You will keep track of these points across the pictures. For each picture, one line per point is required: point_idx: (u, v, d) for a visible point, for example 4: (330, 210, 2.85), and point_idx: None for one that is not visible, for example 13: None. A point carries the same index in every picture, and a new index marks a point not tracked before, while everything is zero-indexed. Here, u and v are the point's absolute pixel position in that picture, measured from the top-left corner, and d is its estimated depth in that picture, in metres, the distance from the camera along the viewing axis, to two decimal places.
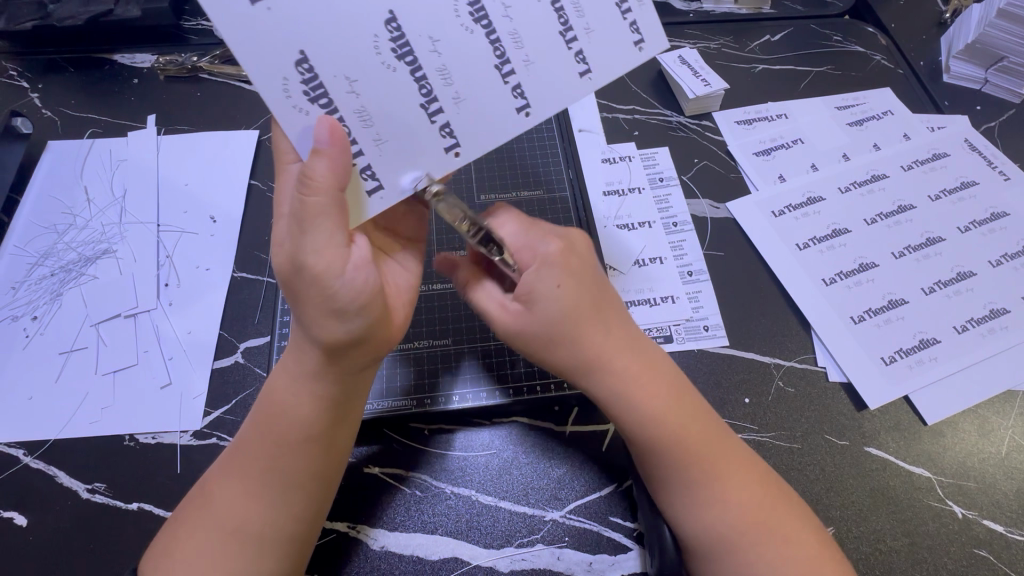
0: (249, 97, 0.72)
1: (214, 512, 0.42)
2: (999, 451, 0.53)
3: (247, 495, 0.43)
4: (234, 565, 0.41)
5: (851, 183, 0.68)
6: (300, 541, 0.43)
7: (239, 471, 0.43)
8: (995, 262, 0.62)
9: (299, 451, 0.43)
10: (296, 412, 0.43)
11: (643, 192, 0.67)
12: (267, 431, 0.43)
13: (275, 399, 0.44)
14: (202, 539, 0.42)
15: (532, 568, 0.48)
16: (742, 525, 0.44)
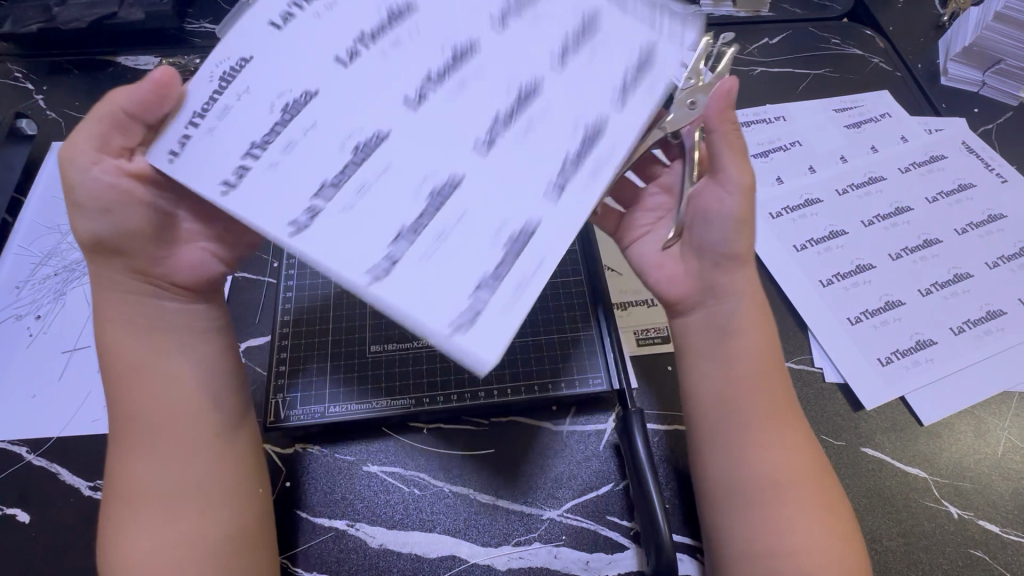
0: None
1: (140, 483, 0.43)
2: (995, 452, 0.54)
3: (167, 456, 0.43)
4: (179, 517, 0.42)
5: (849, 185, 0.68)
6: (238, 473, 0.45)
7: (140, 441, 0.43)
8: (992, 263, 0.62)
9: (208, 388, 0.46)
10: (170, 351, 0.45)
11: None
12: (150, 388, 0.44)
13: (129, 353, 0.45)
14: (139, 513, 0.42)
15: (530, 566, 0.48)
16: (787, 484, 0.44)
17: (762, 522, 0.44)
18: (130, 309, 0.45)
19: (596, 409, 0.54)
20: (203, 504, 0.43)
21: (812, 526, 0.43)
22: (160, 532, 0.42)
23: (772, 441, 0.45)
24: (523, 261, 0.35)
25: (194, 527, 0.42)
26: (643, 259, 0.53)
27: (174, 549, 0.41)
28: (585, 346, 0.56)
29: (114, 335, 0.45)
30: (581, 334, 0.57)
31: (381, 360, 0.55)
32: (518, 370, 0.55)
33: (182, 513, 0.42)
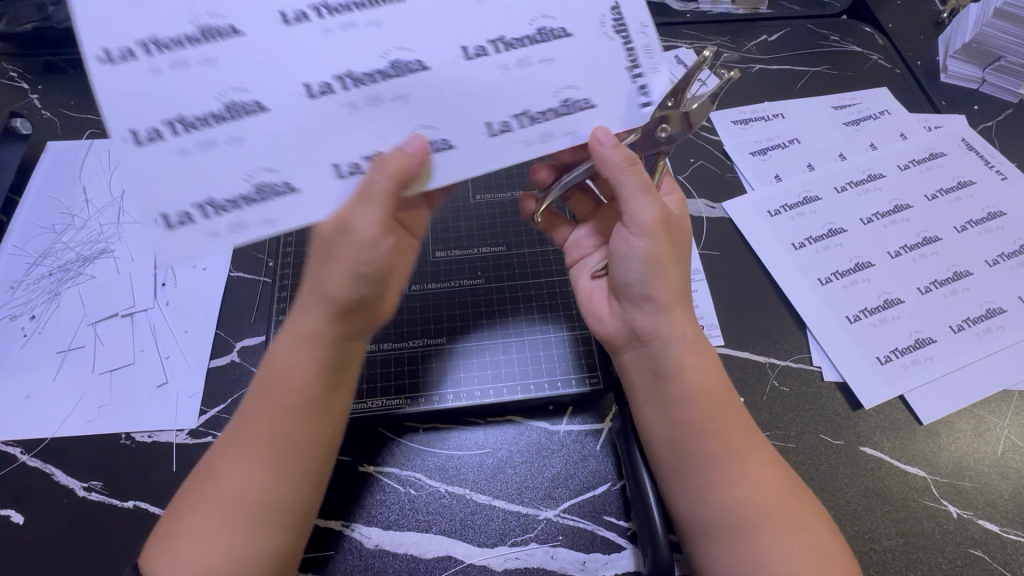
0: None
1: (217, 488, 0.42)
2: (995, 451, 0.53)
3: (258, 469, 0.43)
4: (245, 536, 0.42)
5: (847, 183, 0.68)
6: (308, 506, 0.44)
7: (238, 443, 0.43)
8: (991, 261, 0.62)
9: (314, 414, 0.44)
10: (295, 375, 0.44)
11: None
12: (263, 403, 0.44)
13: (279, 362, 0.45)
14: (207, 515, 0.42)
15: (526, 567, 0.48)
16: (765, 511, 0.44)
17: (745, 551, 0.43)
18: (306, 327, 0.44)
19: (592, 409, 0.54)
20: (267, 531, 0.42)
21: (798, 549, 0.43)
22: (220, 536, 0.41)
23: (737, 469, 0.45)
24: (248, 209, 0.41)
25: (251, 544, 0.41)
26: (574, 284, 0.57)
27: (227, 556, 0.41)
28: (581, 345, 0.56)
29: (298, 351, 0.44)
30: (578, 333, 0.57)
31: (376, 360, 0.55)
32: (515, 370, 0.55)
33: (242, 523, 0.42)
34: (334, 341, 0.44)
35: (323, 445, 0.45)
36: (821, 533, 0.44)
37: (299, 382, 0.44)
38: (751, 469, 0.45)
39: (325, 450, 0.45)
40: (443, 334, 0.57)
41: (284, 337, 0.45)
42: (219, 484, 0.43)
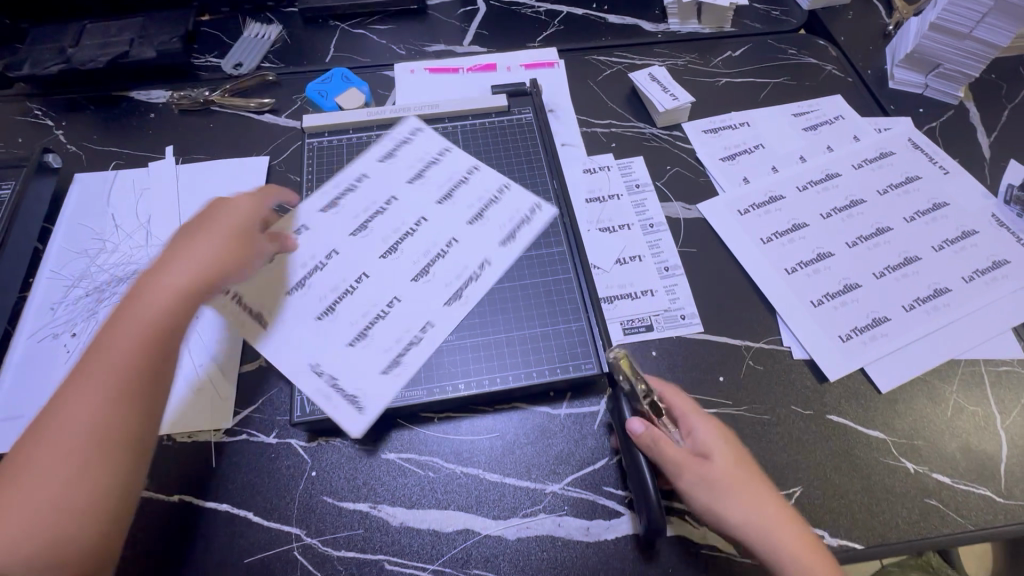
0: (261, 126, 0.80)
1: (49, 487, 0.43)
2: (947, 414, 0.60)
3: (102, 455, 0.45)
4: (89, 523, 0.43)
5: (810, 182, 0.75)
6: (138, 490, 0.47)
7: (48, 436, 0.44)
8: (937, 247, 0.70)
9: (154, 406, 0.48)
10: (118, 358, 0.47)
11: (622, 197, 0.74)
12: (73, 390, 0.46)
13: (97, 357, 0.47)
14: (39, 515, 0.42)
15: (536, 535, 0.53)
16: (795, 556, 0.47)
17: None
18: (129, 312, 0.49)
19: (589, 391, 0.60)
20: (108, 515, 0.44)
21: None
22: (58, 528, 0.42)
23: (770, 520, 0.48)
24: None
25: (47, 528, 0.42)
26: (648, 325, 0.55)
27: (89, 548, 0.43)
28: (576, 335, 0.62)
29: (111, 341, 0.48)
30: (574, 325, 0.62)
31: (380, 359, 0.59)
32: (516, 360, 0.60)
33: (80, 520, 0.43)
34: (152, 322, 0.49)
35: (144, 421, 0.47)
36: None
37: (145, 377, 0.47)
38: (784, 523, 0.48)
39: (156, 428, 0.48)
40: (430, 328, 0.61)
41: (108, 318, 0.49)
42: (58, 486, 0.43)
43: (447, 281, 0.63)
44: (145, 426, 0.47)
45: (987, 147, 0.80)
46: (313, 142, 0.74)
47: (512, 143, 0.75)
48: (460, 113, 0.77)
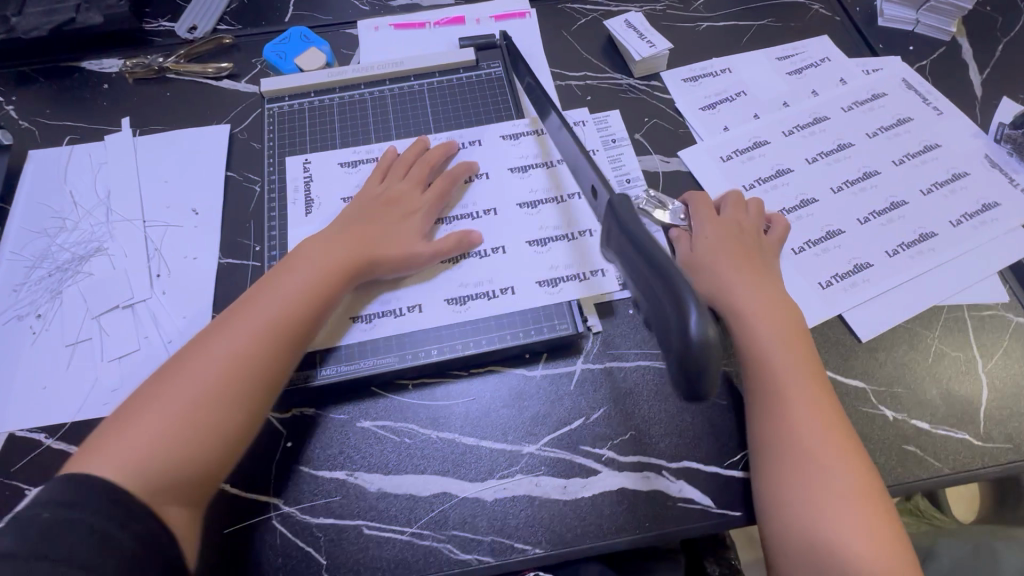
0: (219, 93, 0.76)
1: (217, 407, 0.48)
2: (928, 360, 0.59)
3: (234, 396, 0.49)
4: (184, 446, 0.47)
5: (795, 126, 0.73)
6: (232, 442, 0.49)
7: (186, 359, 0.51)
8: (926, 191, 0.67)
9: (285, 363, 0.53)
10: (275, 305, 0.54)
11: (597, 153, 0.71)
12: (219, 327, 0.53)
13: (278, 302, 0.54)
14: (159, 422, 0.47)
15: (514, 495, 0.53)
16: (805, 444, 0.50)
17: (788, 488, 0.49)
18: (309, 262, 0.56)
19: (565, 352, 0.59)
20: (205, 450, 0.48)
21: (842, 509, 0.48)
22: (162, 439, 0.47)
23: (775, 377, 0.53)
24: None
25: (179, 446, 0.47)
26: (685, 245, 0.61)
27: (196, 478, 0.47)
28: (550, 298, 0.61)
29: (256, 300, 0.54)
30: (547, 288, 0.61)
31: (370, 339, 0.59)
32: (489, 325, 0.59)
33: (170, 442, 0.47)
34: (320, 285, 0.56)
35: (261, 376, 0.51)
36: (864, 489, 0.49)
37: (276, 334, 0.52)
38: (783, 382, 0.53)
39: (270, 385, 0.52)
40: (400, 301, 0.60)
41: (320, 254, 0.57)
42: (164, 416, 0.48)
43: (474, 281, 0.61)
44: (260, 381, 0.51)
45: (979, 84, 0.76)
46: (273, 108, 0.71)
47: (480, 99, 0.72)
48: (426, 70, 0.73)
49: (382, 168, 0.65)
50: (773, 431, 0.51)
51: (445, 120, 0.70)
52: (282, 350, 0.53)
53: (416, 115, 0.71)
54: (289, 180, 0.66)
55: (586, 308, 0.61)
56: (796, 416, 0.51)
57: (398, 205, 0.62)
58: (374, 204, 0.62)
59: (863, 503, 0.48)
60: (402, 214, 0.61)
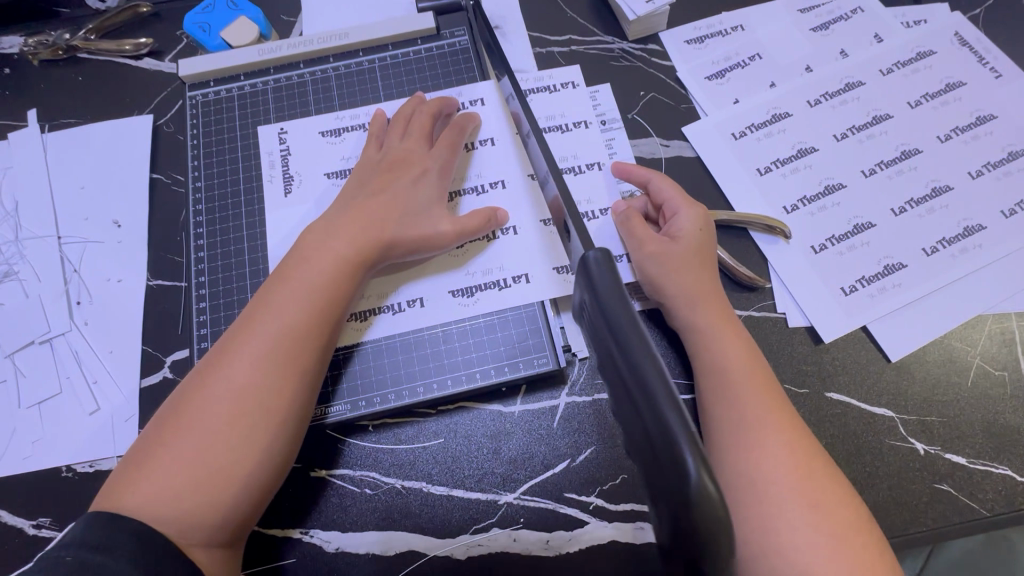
0: (137, 75, 0.64)
1: (236, 445, 0.41)
2: (967, 381, 0.51)
3: (256, 427, 0.42)
4: (216, 492, 0.40)
5: (822, 95, 0.61)
6: (271, 474, 0.43)
7: (199, 384, 0.43)
8: (974, 173, 0.57)
9: (316, 372, 0.45)
10: (296, 311, 0.45)
11: (590, 127, 0.59)
12: (232, 343, 0.44)
13: (293, 308, 0.45)
14: (175, 468, 0.40)
15: (490, 552, 0.47)
16: (763, 467, 0.42)
17: (750, 522, 0.40)
18: (314, 257, 0.47)
19: (547, 383, 0.52)
20: (233, 491, 0.41)
21: (812, 543, 0.39)
22: (183, 486, 0.40)
23: (721, 389, 0.45)
24: None
25: (204, 493, 0.40)
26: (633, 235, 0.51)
27: (234, 522, 0.41)
28: (527, 322, 0.52)
29: (269, 302, 0.46)
30: (524, 309, 0.52)
31: (352, 356, 0.52)
32: (457, 357, 0.51)
33: (200, 487, 0.40)
34: (331, 282, 0.46)
35: (285, 398, 0.43)
36: (838, 517, 0.41)
37: (301, 342, 0.44)
38: (731, 393, 0.45)
39: (300, 405, 0.44)
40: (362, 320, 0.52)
41: (326, 245, 0.48)
42: (191, 452, 0.41)
43: (470, 274, 0.53)
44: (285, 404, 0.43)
45: None
46: (195, 96, 0.60)
47: (441, 75, 0.60)
48: (376, 42, 0.61)
49: (377, 133, 0.55)
50: (726, 452, 0.43)
51: (403, 99, 0.59)
52: (307, 363, 0.44)
53: (367, 96, 0.60)
54: (262, 155, 0.57)
55: (568, 332, 0.53)
56: (747, 433, 0.43)
57: (404, 171, 0.52)
58: (378, 174, 0.52)
59: (841, 546, 0.40)
60: (410, 181, 0.52)
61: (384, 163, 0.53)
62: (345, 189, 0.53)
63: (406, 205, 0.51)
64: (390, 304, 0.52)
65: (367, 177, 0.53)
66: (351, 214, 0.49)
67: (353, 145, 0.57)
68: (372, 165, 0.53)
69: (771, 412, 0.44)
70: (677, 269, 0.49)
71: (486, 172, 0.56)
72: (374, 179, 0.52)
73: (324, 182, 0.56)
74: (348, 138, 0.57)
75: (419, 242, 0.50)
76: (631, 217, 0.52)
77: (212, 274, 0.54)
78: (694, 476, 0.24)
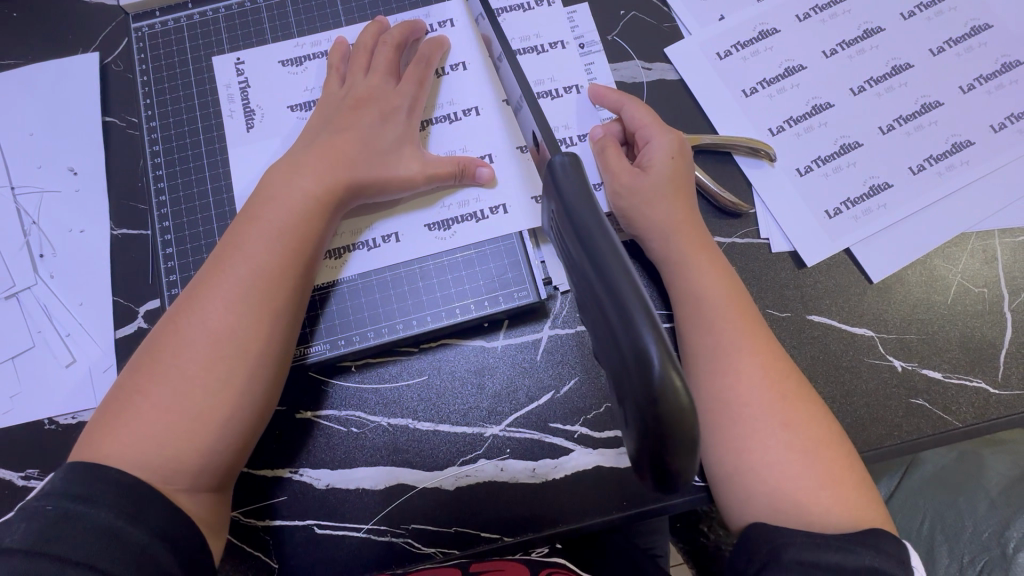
0: (72, 6, 0.58)
1: (213, 389, 0.41)
2: (947, 298, 0.51)
3: (232, 371, 0.41)
4: (197, 435, 0.40)
5: (812, 8, 0.58)
6: (253, 418, 0.42)
7: (171, 331, 0.42)
8: (966, 87, 0.55)
9: (293, 316, 0.44)
10: (264, 253, 0.43)
11: (567, 48, 0.56)
12: (201, 288, 0.43)
13: (261, 249, 0.43)
14: (155, 414, 0.40)
15: (477, 482, 0.48)
16: (741, 389, 0.42)
17: (726, 442, 0.42)
18: (279, 196, 0.45)
19: (528, 318, 0.51)
20: (214, 436, 0.41)
21: (786, 459, 0.40)
22: (163, 432, 0.39)
23: (698, 317, 0.45)
24: None
25: (184, 438, 0.40)
26: (609, 165, 0.49)
27: (219, 466, 0.41)
28: (507, 256, 0.51)
29: (236, 245, 0.44)
30: (502, 244, 0.51)
31: (328, 297, 0.51)
32: (436, 294, 0.50)
33: (180, 432, 0.40)
34: (298, 223, 0.45)
35: (260, 341, 0.42)
36: (810, 435, 0.41)
37: (274, 285, 0.43)
38: (707, 318, 0.44)
39: (277, 348, 0.43)
40: (337, 258, 0.51)
41: (291, 184, 0.45)
42: (171, 399, 0.40)
43: (446, 207, 0.51)
44: (260, 347, 0.42)
45: None
46: (141, 28, 0.56)
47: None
48: None
49: (337, 63, 0.52)
50: (703, 379, 0.43)
51: (365, 23, 0.55)
52: (280, 305, 0.43)
53: (326, 21, 0.55)
54: (221, 88, 0.54)
55: (549, 265, 0.51)
56: (724, 357, 0.43)
57: (370, 105, 0.49)
58: (344, 109, 0.49)
59: (811, 456, 0.41)
60: (379, 115, 0.49)
61: (349, 96, 0.50)
62: (308, 126, 0.50)
63: (375, 144, 0.48)
64: (365, 241, 0.51)
65: (331, 112, 0.50)
66: (315, 152, 0.47)
67: (314, 77, 0.54)
68: (336, 100, 0.50)
69: (747, 333, 0.44)
70: (652, 201, 0.47)
71: (459, 100, 0.53)
72: (338, 115, 0.49)
73: (286, 116, 0.52)
74: (309, 68, 0.54)
75: (391, 179, 0.48)
76: (606, 147, 0.50)
77: (175, 219, 0.52)
78: (660, 373, 0.25)
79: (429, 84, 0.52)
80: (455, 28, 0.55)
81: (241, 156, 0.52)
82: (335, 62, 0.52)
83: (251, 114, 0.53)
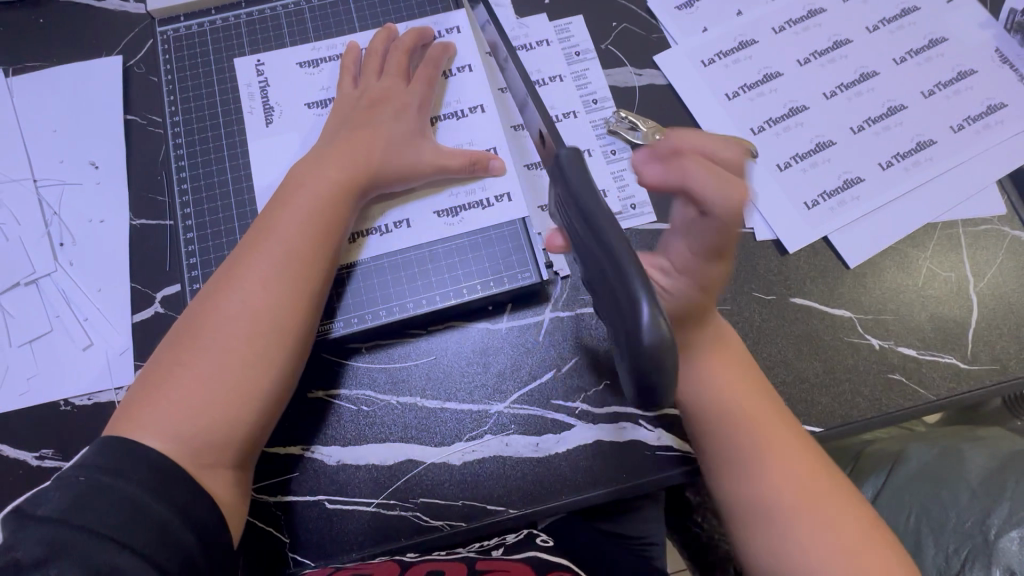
0: (99, 14, 0.62)
1: (244, 362, 0.43)
2: (918, 282, 0.55)
3: (262, 345, 0.43)
4: (227, 405, 0.42)
5: (787, 22, 0.63)
6: (279, 392, 0.44)
7: (204, 310, 0.45)
8: (927, 93, 0.60)
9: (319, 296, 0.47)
10: (293, 236, 0.46)
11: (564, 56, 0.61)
12: (233, 270, 0.46)
13: (290, 232, 0.46)
14: (187, 386, 0.42)
15: (483, 456, 0.50)
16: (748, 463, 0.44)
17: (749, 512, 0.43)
18: (306, 185, 0.48)
19: (531, 302, 0.54)
20: (243, 407, 0.43)
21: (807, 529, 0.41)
22: (195, 402, 0.41)
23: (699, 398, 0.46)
24: None
25: (216, 408, 0.42)
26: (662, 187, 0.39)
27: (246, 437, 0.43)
28: (511, 241, 0.54)
29: (265, 230, 0.47)
30: (505, 230, 0.54)
31: (341, 281, 0.53)
32: (444, 277, 0.53)
33: (211, 403, 0.42)
34: (323, 209, 0.48)
35: (288, 318, 0.45)
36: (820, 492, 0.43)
37: (302, 265, 0.46)
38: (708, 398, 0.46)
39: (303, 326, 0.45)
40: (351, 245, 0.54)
41: (313, 175, 0.49)
42: (203, 372, 0.42)
43: (454, 195, 0.55)
44: (288, 323, 0.44)
45: None
46: (166, 32, 0.60)
47: (414, 7, 0.60)
48: None
49: (349, 66, 0.56)
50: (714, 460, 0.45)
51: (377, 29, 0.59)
52: (307, 284, 0.46)
53: (340, 26, 0.60)
54: (241, 87, 0.57)
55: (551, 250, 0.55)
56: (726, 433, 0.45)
57: (385, 105, 0.53)
58: (360, 107, 0.53)
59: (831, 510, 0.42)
60: (393, 114, 0.53)
61: (365, 95, 0.54)
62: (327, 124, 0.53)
63: (389, 137, 0.52)
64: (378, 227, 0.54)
65: (348, 110, 0.53)
66: (334, 145, 0.50)
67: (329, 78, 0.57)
68: (353, 100, 0.54)
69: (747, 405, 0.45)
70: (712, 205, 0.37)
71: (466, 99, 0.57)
72: (355, 113, 0.53)
73: (303, 112, 0.56)
74: (325, 70, 0.58)
75: (405, 170, 0.52)
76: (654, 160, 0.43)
77: (194, 209, 0.55)
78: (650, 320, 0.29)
79: (437, 85, 0.56)
80: (462, 34, 0.59)
81: (259, 150, 0.55)
82: (350, 64, 0.56)
83: (269, 112, 0.56)
